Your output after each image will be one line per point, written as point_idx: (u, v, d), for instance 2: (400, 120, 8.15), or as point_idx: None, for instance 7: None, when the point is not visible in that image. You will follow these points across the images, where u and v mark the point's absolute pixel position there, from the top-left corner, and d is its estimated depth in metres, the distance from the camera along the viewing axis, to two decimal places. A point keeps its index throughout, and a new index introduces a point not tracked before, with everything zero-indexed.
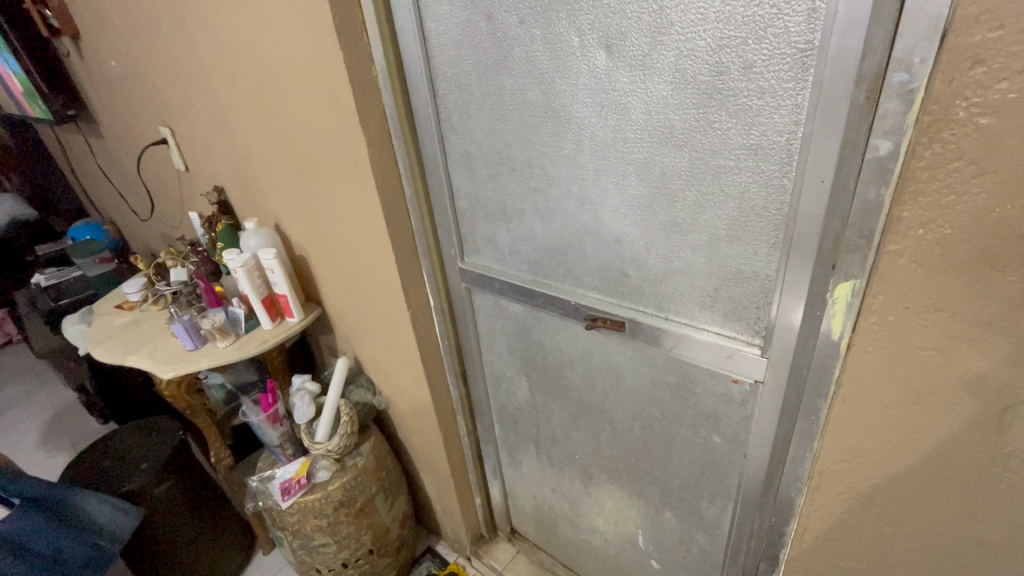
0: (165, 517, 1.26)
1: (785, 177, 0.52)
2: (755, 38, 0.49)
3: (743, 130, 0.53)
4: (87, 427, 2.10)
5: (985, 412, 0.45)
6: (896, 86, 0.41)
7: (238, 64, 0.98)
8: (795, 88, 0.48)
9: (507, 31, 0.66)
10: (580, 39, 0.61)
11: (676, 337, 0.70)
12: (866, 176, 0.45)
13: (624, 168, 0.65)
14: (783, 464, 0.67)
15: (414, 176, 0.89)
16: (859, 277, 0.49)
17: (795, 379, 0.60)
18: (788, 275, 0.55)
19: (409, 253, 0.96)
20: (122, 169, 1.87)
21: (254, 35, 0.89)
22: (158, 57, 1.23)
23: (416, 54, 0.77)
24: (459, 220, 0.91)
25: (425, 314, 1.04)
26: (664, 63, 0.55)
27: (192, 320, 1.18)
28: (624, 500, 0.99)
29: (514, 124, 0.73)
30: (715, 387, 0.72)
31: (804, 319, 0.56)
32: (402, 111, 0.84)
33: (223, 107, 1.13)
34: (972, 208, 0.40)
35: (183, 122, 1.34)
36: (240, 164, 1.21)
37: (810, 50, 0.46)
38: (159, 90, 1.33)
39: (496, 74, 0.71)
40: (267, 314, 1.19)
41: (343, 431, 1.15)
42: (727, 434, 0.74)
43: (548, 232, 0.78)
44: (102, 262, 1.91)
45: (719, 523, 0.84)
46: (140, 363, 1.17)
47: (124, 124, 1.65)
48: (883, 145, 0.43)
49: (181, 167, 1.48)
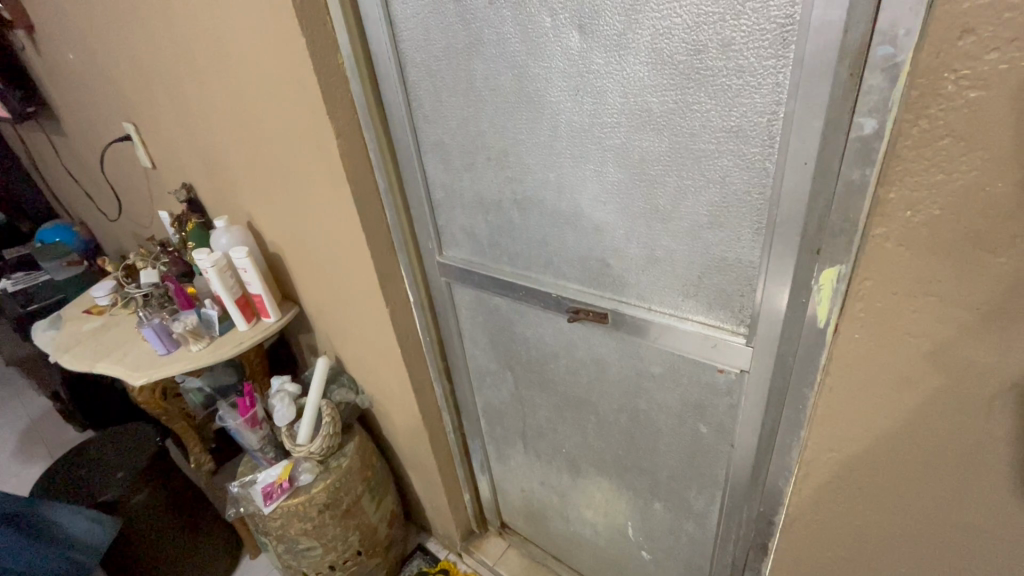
0: (145, 527, 1.22)
1: (768, 160, 0.50)
2: (734, 13, 0.46)
3: (722, 111, 0.51)
4: (66, 436, 2.04)
5: (974, 398, 0.44)
6: (880, 60, 0.39)
7: (200, 54, 0.94)
8: (775, 66, 0.46)
9: (476, 13, 0.63)
10: (553, 19, 0.58)
11: (658, 327, 0.69)
12: (850, 156, 0.43)
13: (602, 155, 0.62)
14: (770, 453, 0.66)
15: (386, 168, 0.86)
16: (845, 262, 0.47)
17: (780, 366, 0.59)
18: (772, 261, 0.54)
19: (385, 246, 0.93)
20: (87, 168, 1.81)
21: (214, 22, 0.85)
22: (117, 48, 1.18)
23: (383, 38, 0.73)
24: (434, 212, 0.88)
25: (404, 309, 1.02)
26: (639, 43, 0.53)
27: (162, 323, 1.14)
28: (613, 493, 0.98)
29: (488, 111, 0.70)
30: (699, 376, 0.70)
31: (789, 306, 0.55)
32: (371, 100, 0.80)
33: (188, 100, 1.08)
34: (962, 187, 0.38)
35: (146, 116, 1.28)
36: (207, 159, 1.16)
37: (791, 25, 0.44)
38: (120, 83, 1.27)
39: (467, 59, 0.68)
40: (242, 314, 1.15)
41: (325, 432, 1.13)
42: (713, 424, 0.73)
43: (527, 223, 0.76)
44: (69, 265, 1.84)
45: (708, 513, 0.83)
46: (109, 369, 1.13)
47: (86, 120, 1.58)
48: (868, 123, 0.41)
49: (148, 164, 1.43)
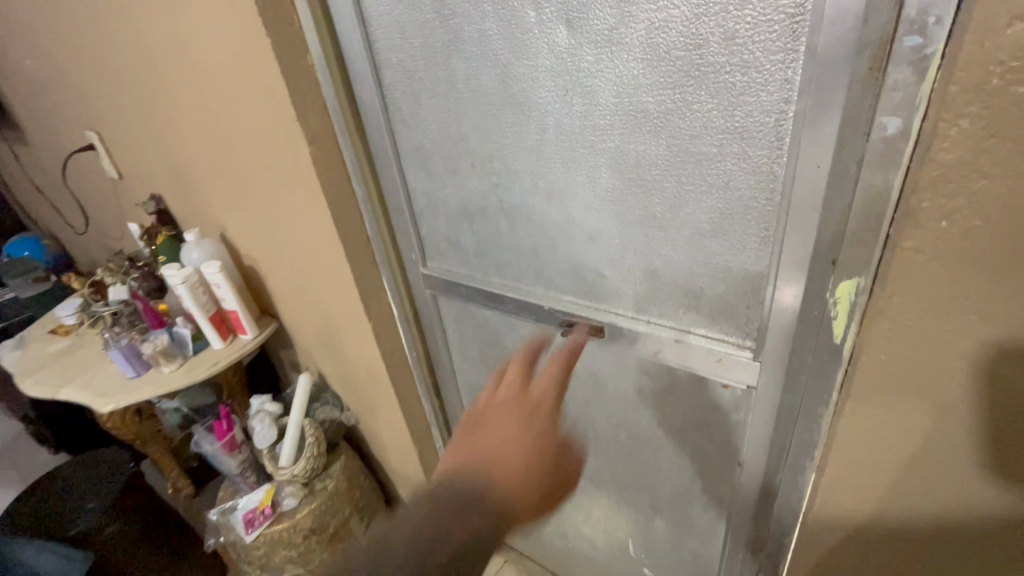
0: (120, 558, 1.16)
1: (775, 163, 0.46)
2: (738, 3, 0.42)
3: (725, 111, 0.47)
4: (39, 458, 1.96)
5: (1013, 422, 0.40)
6: (907, 52, 0.35)
7: (163, 57, 0.88)
8: (784, 61, 0.42)
9: (454, 9, 0.58)
10: (537, 13, 0.53)
11: (657, 341, 0.64)
12: (871, 161, 0.40)
13: (595, 159, 0.58)
14: (780, 472, 0.63)
15: (364, 177, 0.81)
16: (863, 275, 0.44)
17: (791, 383, 0.55)
18: (781, 273, 0.50)
19: (365, 259, 0.88)
20: (51, 178, 1.72)
21: (174, 23, 0.79)
22: (75, 52, 1.11)
23: (355, 38, 0.67)
24: (417, 221, 0.83)
25: (388, 323, 0.96)
26: (633, 38, 0.48)
27: (131, 343, 1.07)
28: (612, 509, 0.93)
29: (470, 114, 0.65)
30: (702, 392, 0.66)
31: (800, 321, 0.51)
32: (346, 104, 0.75)
33: (151, 107, 1.02)
34: (1004, 194, 0.34)
35: (109, 124, 1.21)
36: (175, 168, 1.10)
37: (802, 15, 0.40)
38: (81, 90, 1.20)
39: (446, 58, 0.63)
40: (217, 332, 1.09)
41: (309, 453, 1.07)
42: (718, 440, 0.69)
43: (516, 232, 0.71)
44: (36, 281, 1.76)
45: (713, 531, 0.80)
46: (75, 395, 1.07)
47: (48, 130, 1.50)
48: (892, 122, 0.38)
49: (114, 175, 1.36)
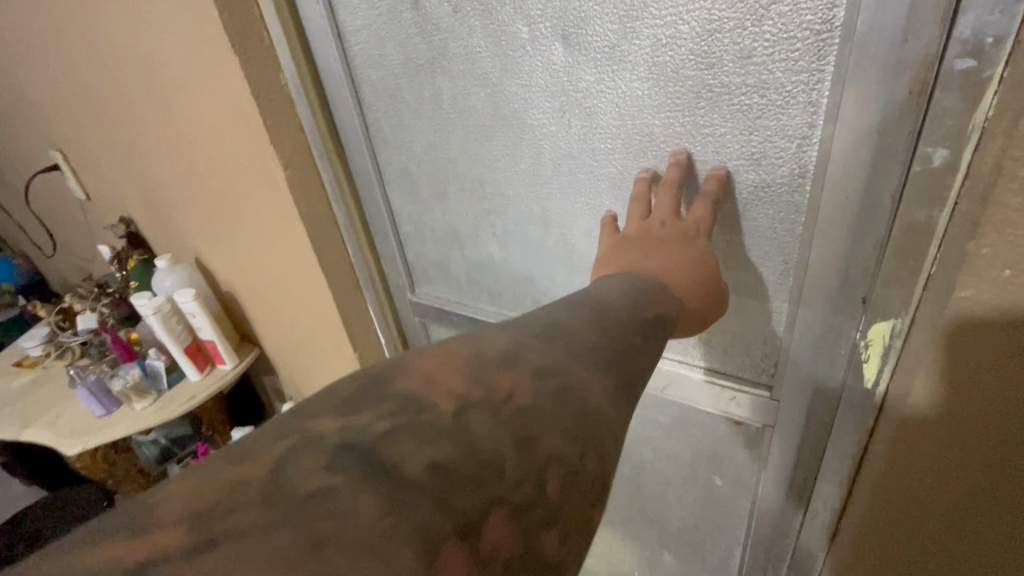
0: None
1: (796, 192, 0.42)
2: (756, 18, 0.37)
3: (740, 135, 0.42)
4: (13, 490, 1.86)
5: None
6: (958, 75, 0.31)
7: (126, 73, 0.82)
8: (808, 82, 0.38)
9: (437, 24, 0.53)
10: (530, 29, 0.48)
11: (665, 376, 0.60)
12: (910, 193, 0.35)
13: (596, 184, 0.53)
14: (801, 514, 0.58)
15: (345, 200, 0.75)
16: (899, 317, 0.40)
17: (814, 422, 0.51)
18: (803, 308, 0.46)
19: (348, 286, 0.83)
20: (17, 198, 1.64)
21: (135, 38, 0.73)
22: (34, 67, 1.04)
23: (332, 54, 0.62)
24: (403, 246, 0.77)
25: (375, 352, 0.91)
26: (637, 55, 0.44)
27: (98, 379, 1.01)
28: (617, 542, 0.89)
29: (457, 136, 0.60)
30: (713, 427, 0.62)
31: (827, 359, 0.47)
32: (323, 124, 0.69)
33: (117, 126, 0.95)
34: None
35: (74, 143, 1.15)
36: (145, 190, 1.04)
37: (829, 32, 0.35)
38: (43, 107, 1.14)
39: (430, 76, 0.58)
40: (194, 363, 1.03)
41: None
42: (730, 476, 0.65)
43: (510, 260, 0.66)
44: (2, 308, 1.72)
45: (726, 566, 0.75)
46: (40, 436, 1.00)
47: (11, 147, 1.43)
48: (937, 153, 0.33)
49: (81, 195, 1.28)
